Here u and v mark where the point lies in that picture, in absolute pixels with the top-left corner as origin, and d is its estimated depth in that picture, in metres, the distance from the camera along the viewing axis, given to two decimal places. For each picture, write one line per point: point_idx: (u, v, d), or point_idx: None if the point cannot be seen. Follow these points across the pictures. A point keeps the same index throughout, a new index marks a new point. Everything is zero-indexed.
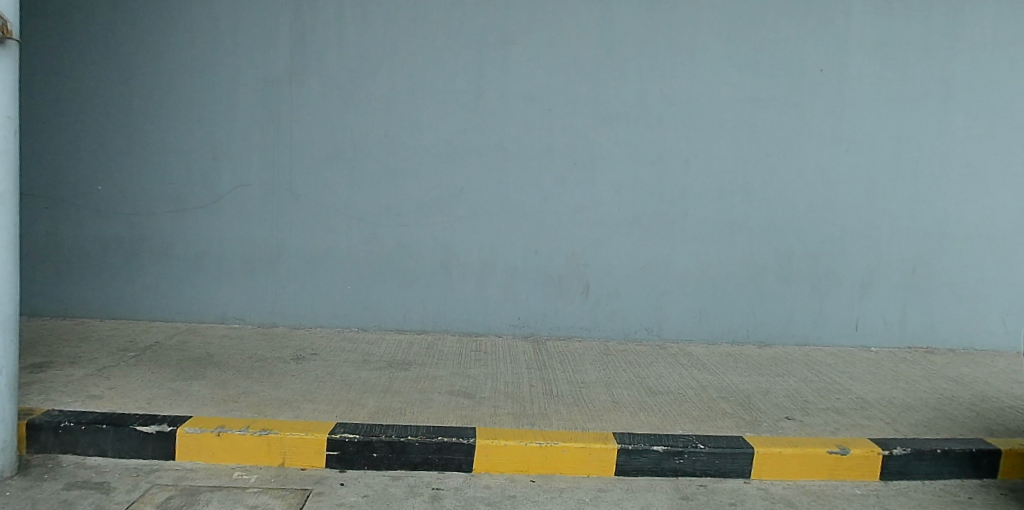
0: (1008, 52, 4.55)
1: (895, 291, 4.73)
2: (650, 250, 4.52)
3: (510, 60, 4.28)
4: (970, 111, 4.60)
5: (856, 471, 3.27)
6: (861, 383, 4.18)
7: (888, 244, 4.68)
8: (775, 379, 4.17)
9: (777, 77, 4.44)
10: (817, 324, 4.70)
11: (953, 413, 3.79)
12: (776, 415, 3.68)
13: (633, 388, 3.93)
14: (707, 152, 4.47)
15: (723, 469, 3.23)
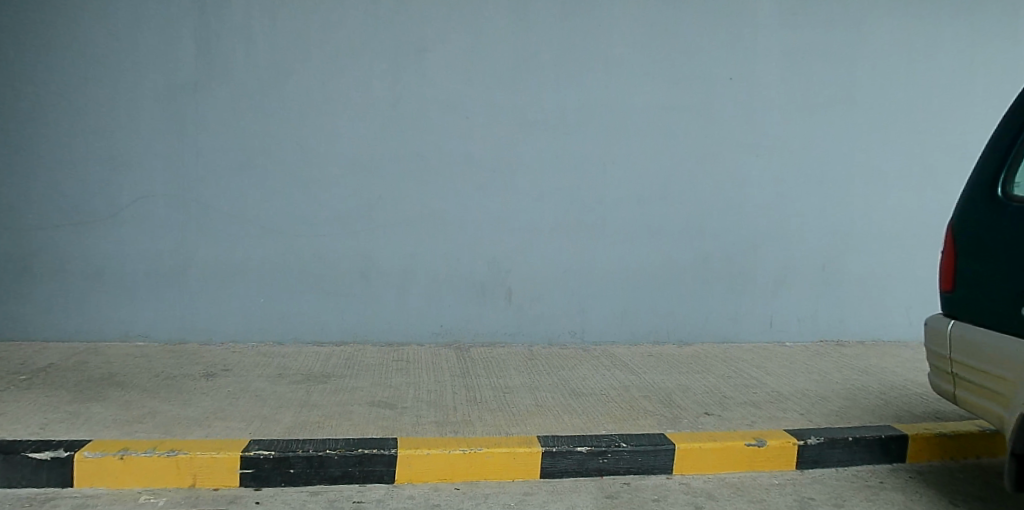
0: (902, 60, 4.85)
1: (808, 288, 4.92)
2: (572, 254, 4.58)
3: (426, 68, 4.28)
4: (872, 115, 4.86)
5: (774, 462, 3.38)
6: (775, 377, 4.33)
7: (800, 244, 4.88)
8: (694, 376, 4.28)
9: (691, 83, 4.58)
10: (734, 322, 4.84)
11: (860, 402, 3.97)
12: (696, 411, 3.77)
13: (557, 391, 3.97)
14: (627, 157, 4.57)
15: (645, 466, 3.29)
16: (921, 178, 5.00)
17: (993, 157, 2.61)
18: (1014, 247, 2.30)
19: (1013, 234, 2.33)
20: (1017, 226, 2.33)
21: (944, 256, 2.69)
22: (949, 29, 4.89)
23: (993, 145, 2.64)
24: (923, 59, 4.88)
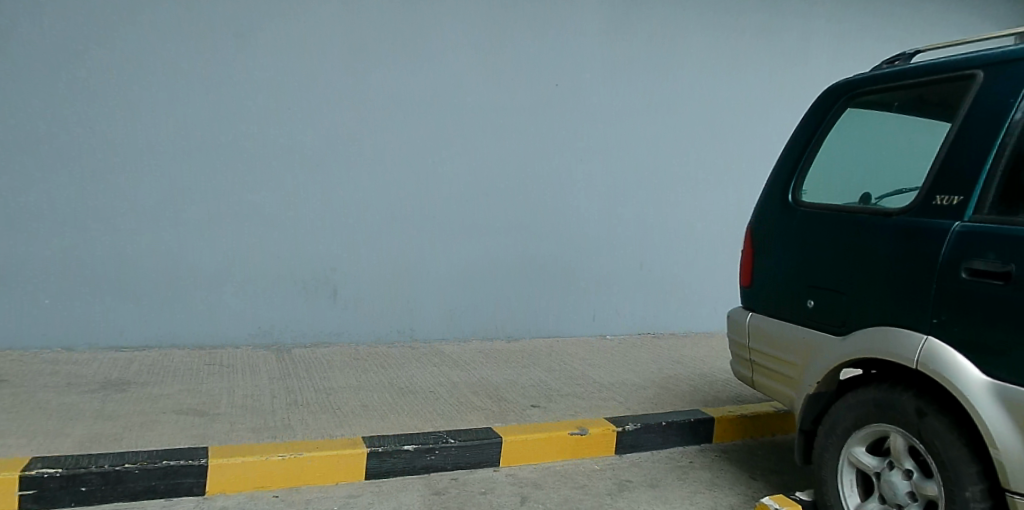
0: (711, 77, 5.32)
1: (626, 286, 5.27)
2: (401, 252, 4.55)
3: (244, 54, 4.04)
4: (684, 122, 5.29)
5: (602, 447, 3.22)
6: (599, 369, 4.48)
7: (620, 244, 5.20)
8: (524, 371, 4.33)
9: (520, 84, 4.73)
10: (559, 318, 5.07)
11: (675, 385, 4.18)
12: (522, 404, 3.69)
13: (385, 390, 3.79)
14: (457, 155, 4.61)
15: (473, 461, 3.03)
16: (726, 184, 5.52)
17: (786, 160, 2.46)
18: (811, 253, 2.19)
19: (809, 240, 2.21)
20: (811, 237, 2.20)
21: (742, 255, 2.54)
22: (750, 46, 5.42)
23: (786, 151, 2.50)
24: (729, 76, 5.38)
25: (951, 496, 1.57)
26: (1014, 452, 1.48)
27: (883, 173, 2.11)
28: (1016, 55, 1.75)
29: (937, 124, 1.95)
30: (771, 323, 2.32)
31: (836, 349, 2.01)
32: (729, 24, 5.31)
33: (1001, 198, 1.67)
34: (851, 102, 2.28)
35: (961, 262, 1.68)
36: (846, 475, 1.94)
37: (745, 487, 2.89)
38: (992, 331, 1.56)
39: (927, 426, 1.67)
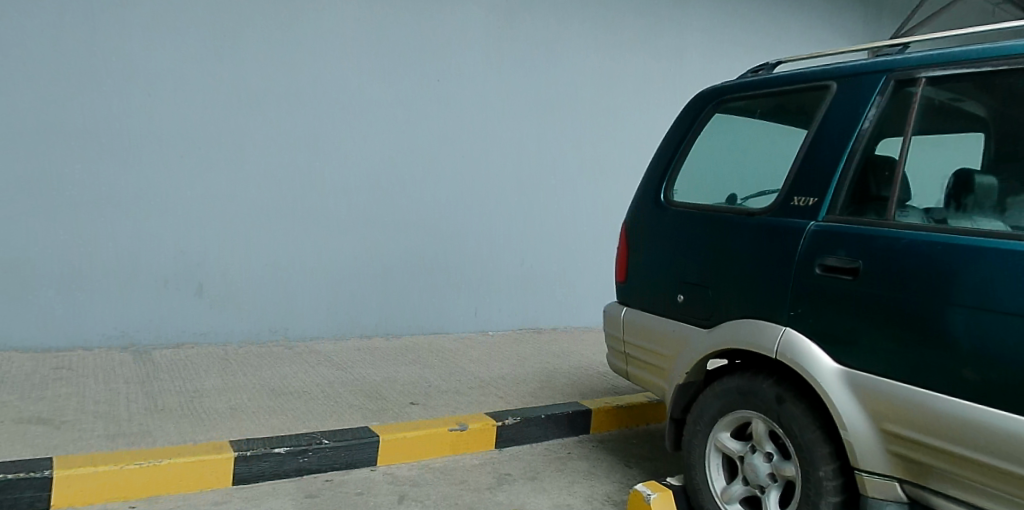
0: (591, 81, 5.47)
1: (509, 283, 5.30)
2: (274, 246, 4.27)
3: (92, 27, 3.63)
4: (569, 119, 5.41)
5: (482, 440, 3.19)
6: (480, 365, 4.45)
7: (502, 240, 5.21)
8: (404, 368, 4.20)
9: (406, 73, 4.60)
10: (442, 315, 4.98)
11: (556, 380, 4.24)
12: (402, 402, 3.58)
13: (255, 391, 3.52)
14: (336, 147, 4.40)
15: (349, 461, 2.88)
16: (605, 185, 5.70)
17: (659, 161, 2.56)
18: (681, 250, 2.29)
19: (679, 238, 2.31)
20: (682, 234, 2.30)
21: (617, 251, 2.62)
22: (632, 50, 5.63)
23: (657, 153, 2.60)
24: (608, 82, 5.56)
25: (808, 476, 1.71)
26: (861, 433, 1.63)
27: (746, 174, 2.25)
28: (861, 69, 1.92)
29: (794, 129, 2.11)
30: (644, 317, 2.40)
31: (703, 341, 2.11)
32: (609, 31, 5.48)
33: (852, 200, 1.83)
34: (718, 107, 2.41)
35: (815, 259, 1.82)
36: (713, 460, 2.04)
37: (620, 474, 2.99)
38: (841, 322, 1.71)
39: (786, 412, 1.79)
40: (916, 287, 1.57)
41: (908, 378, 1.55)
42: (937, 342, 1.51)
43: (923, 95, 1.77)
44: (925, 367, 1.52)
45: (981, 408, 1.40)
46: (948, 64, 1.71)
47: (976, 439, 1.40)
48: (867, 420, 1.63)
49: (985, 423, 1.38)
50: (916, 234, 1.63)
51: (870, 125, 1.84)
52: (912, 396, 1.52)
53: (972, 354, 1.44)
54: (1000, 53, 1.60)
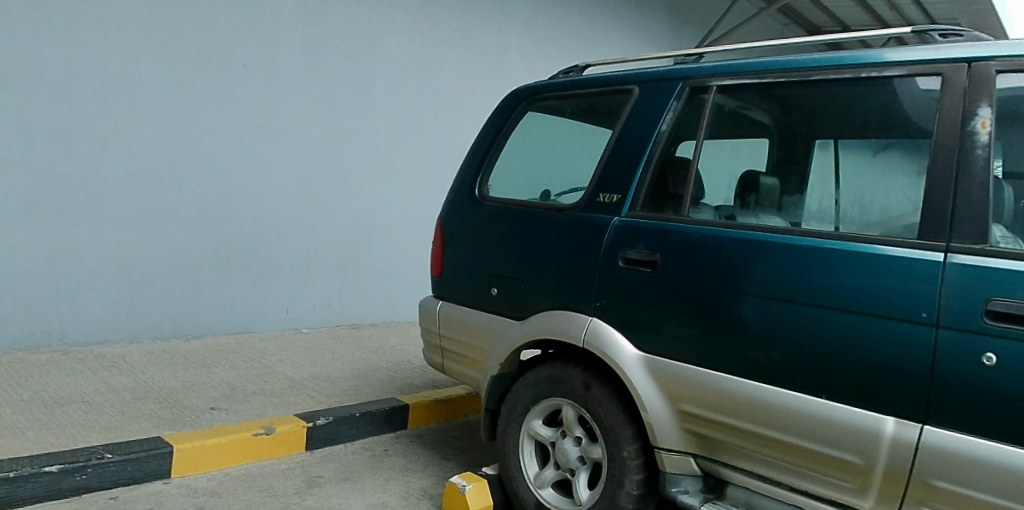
0: (445, 37, 4.76)
1: (353, 267, 4.49)
2: (47, 235, 3.28)
3: None
4: (433, 77, 4.74)
5: (293, 444, 2.73)
6: (301, 363, 3.63)
7: (344, 218, 4.39)
8: (204, 371, 3.36)
9: (232, 6, 3.73)
10: (257, 311, 4.05)
11: (376, 361, 3.81)
12: (199, 408, 2.88)
13: (23, 406, 2.71)
14: (115, 101, 3.40)
15: (138, 476, 2.35)
16: None
17: (473, 156, 2.47)
18: (495, 245, 2.21)
19: (492, 233, 2.24)
20: (495, 229, 2.23)
21: (432, 245, 2.49)
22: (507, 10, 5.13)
23: (472, 149, 2.51)
24: (468, 43, 4.91)
25: (613, 456, 1.79)
26: (659, 414, 1.69)
27: (558, 171, 2.21)
28: (662, 75, 1.95)
29: (602, 130, 2.11)
30: (457, 310, 2.31)
31: (515, 332, 2.07)
32: None
33: (652, 198, 1.86)
34: (533, 106, 2.37)
35: (618, 252, 1.84)
36: (526, 447, 2.07)
37: (437, 468, 2.73)
38: (643, 311, 1.75)
39: (593, 397, 1.86)
40: (708, 276, 1.63)
41: (704, 363, 1.61)
42: (728, 328, 1.58)
43: (715, 102, 1.82)
44: (717, 353, 1.59)
45: (766, 388, 1.50)
46: (735, 75, 1.77)
47: (760, 415, 1.51)
48: (665, 403, 1.69)
49: (767, 399, 1.49)
50: (706, 228, 1.70)
51: (669, 127, 1.88)
52: (706, 379, 1.60)
53: (759, 338, 1.52)
54: (780, 66, 1.68)
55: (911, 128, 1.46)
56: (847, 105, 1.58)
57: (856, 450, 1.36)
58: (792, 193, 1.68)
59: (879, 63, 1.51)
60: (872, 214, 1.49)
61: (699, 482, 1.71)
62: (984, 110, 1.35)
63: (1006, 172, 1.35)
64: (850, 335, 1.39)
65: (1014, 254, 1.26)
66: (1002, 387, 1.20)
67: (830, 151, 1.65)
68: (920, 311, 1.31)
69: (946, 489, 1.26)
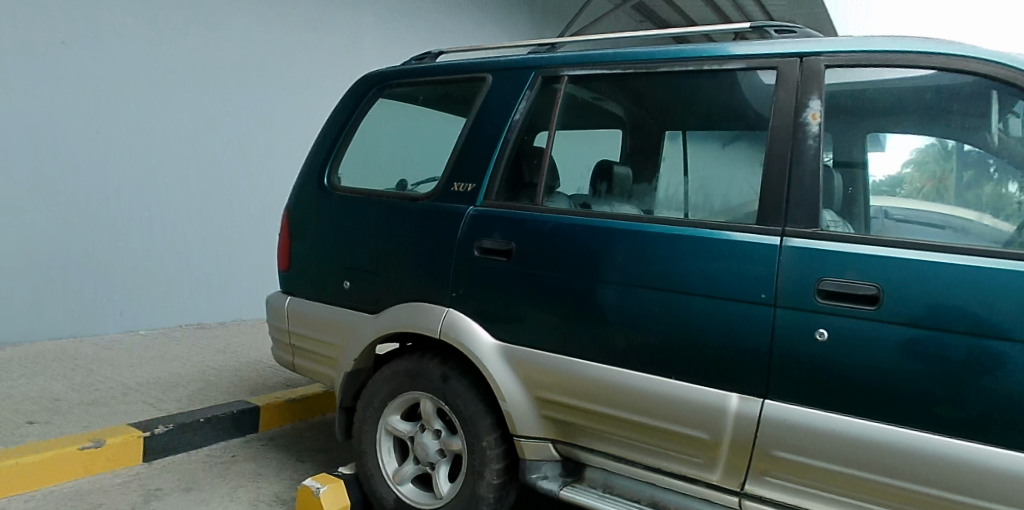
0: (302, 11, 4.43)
1: (194, 261, 4.08)
2: None
3: None
4: (292, 54, 4.42)
5: (127, 455, 2.45)
6: (142, 368, 3.31)
7: (191, 206, 4.02)
8: (21, 382, 2.97)
9: None
10: (87, 311, 3.65)
11: (223, 362, 3.52)
12: (13, 424, 2.54)
13: None
14: None
15: None
16: None
17: (322, 144, 2.30)
18: (347, 236, 2.10)
19: (343, 226, 2.12)
20: (345, 222, 2.11)
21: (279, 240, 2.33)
22: None
23: (321, 135, 2.34)
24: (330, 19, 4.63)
25: (472, 447, 1.79)
26: (516, 402, 1.71)
27: (412, 159, 2.12)
28: (514, 64, 1.93)
29: (457, 119, 2.05)
30: (308, 305, 2.19)
31: (369, 327, 1.99)
32: None
33: (508, 188, 1.85)
34: (384, 92, 2.24)
35: (473, 242, 1.81)
36: (384, 444, 2.00)
37: (288, 472, 2.52)
38: (501, 301, 1.74)
39: (451, 389, 1.83)
40: (565, 265, 1.65)
41: (564, 350, 1.64)
42: (586, 314, 1.61)
43: (566, 91, 1.84)
44: (576, 339, 1.63)
45: (622, 372, 1.55)
46: (587, 65, 1.80)
47: (618, 398, 1.56)
48: (524, 391, 1.71)
49: (622, 382, 1.55)
50: (561, 217, 1.71)
51: (522, 117, 1.87)
52: (566, 365, 1.63)
53: (616, 323, 1.57)
54: (628, 58, 1.73)
55: (750, 118, 1.54)
56: (691, 96, 1.65)
57: (706, 428, 1.45)
58: (643, 180, 1.76)
59: (724, 55, 1.57)
60: (714, 200, 1.58)
61: (559, 467, 1.75)
62: (814, 102, 1.46)
63: (834, 161, 1.47)
64: (698, 317, 1.46)
65: (837, 235, 1.37)
66: (831, 360, 1.32)
67: (679, 140, 1.74)
68: (759, 292, 1.40)
69: (786, 458, 1.37)
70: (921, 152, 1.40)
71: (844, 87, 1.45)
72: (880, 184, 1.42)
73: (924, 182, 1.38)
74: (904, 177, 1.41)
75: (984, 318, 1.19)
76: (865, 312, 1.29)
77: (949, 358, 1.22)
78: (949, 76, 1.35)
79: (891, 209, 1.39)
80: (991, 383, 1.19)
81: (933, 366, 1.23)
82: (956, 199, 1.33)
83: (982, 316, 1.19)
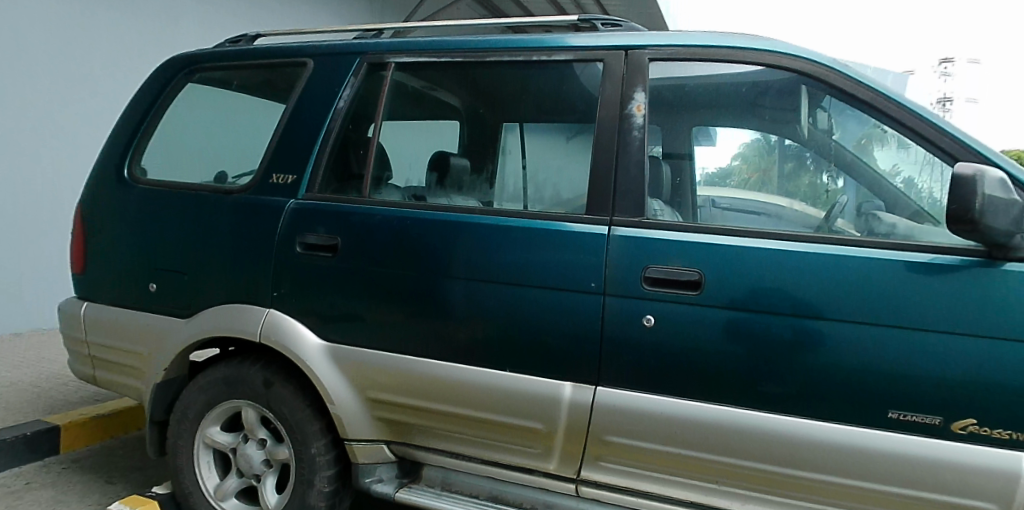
0: None
1: None
2: None
3: None
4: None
5: None
6: None
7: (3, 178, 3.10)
8: None
9: None
10: None
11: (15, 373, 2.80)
12: None
13: None
14: None
15: None
16: None
17: (121, 129, 1.94)
18: (150, 236, 1.80)
19: (144, 224, 1.81)
20: (149, 218, 1.81)
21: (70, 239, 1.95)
22: None
23: (122, 118, 1.97)
24: None
25: (300, 455, 1.64)
26: (346, 405, 1.61)
27: (229, 148, 1.84)
28: (337, 49, 1.74)
29: (276, 106, 1.80)
30: (105, 311, 1.86)
31: (179, 333, 1.74)
32: None
33: (333, 179, 1.68)
34: (195, 77, 1.92)
35: (296, 237, 1.64)
36: (202, 458, 1.78)
37: (95, 497, 2.04)
38: (327, 300, 1.61)
39: (274, 395, 1.66)
40: (396, 259, 1.55)
41: (402, 349, 1.56)
42: (421, 311, 1.54)
43: (394, 79, 1.70)
44: (413, 337, 1.55)
45: (456, 367, 1.51)
46: (413, 52, 1.67)
47: (455, 396, 1.52)
48: (353, 394, 1.61)
49: (459, 379, 1.51)
50: (389, 208, 1.60)
51: (346, 104, 1.69)
52: (398, 363, 1.55)
53: (455, 319, 1.51)
54: (457, 46, 1.63)
55: (577, 112, 1.56)
56: (524, 87, 1.61)
57: (539, 418, 1.46)
58: (480, 175, 1.72)
59: (557, 47, 1.54)
60: (545, 192, 1.56)
61: (394, 469, 1.68)
62: (639, 94, 1.47)
63: (663, 153, 1.52)
64: (533, 310, 1.45)
65: (662, 224, 1.41)
66: (658, 345, 1.37)
67: (516, 132, 1.70)
68: (590, 281, 1.41)
69: (619, 442, 1.42)
70: (747, 147, 1.48)
71: (665, 82, 1.48)
72: (711, 174, 1.49)
73: (750, 173, 1.45)
74: (733, 169, 1.48)
75: (802, 300, 1.28)
76: (689, 298, 1.34)
77: (764, 339, 1.31)
78: (765, 73, 1.42)
79: (718, 198, 1.47)
80: (802, 360, 1.29)
81: (748, 346, 1.32)
82: (779, 190, 1.42)
83: (800, 298, 1.29)
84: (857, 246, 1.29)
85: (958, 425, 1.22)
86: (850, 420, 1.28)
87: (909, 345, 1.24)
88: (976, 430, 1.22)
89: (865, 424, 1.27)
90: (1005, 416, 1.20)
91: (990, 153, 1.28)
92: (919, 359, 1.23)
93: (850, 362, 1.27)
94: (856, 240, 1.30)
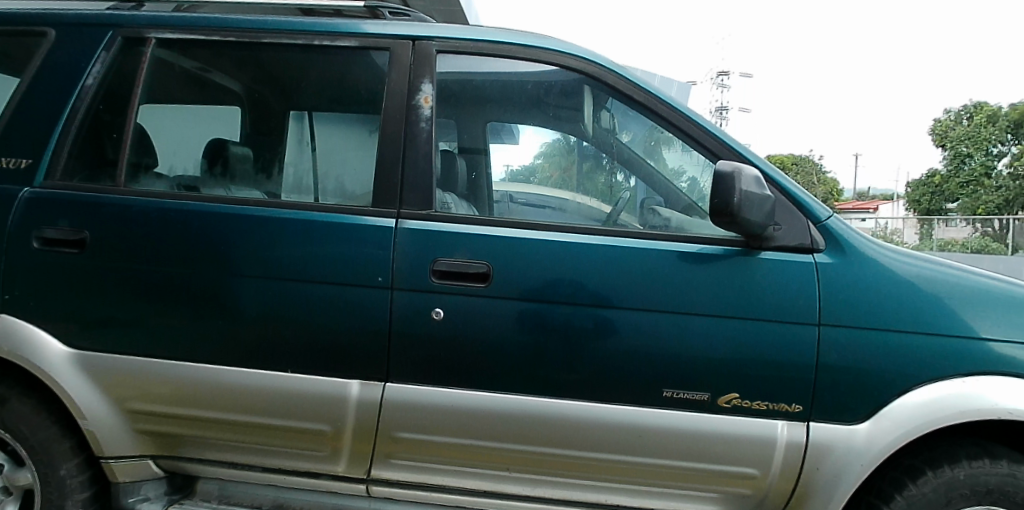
0: None
1: None
2: None
3: None
4: None
5: None
6: None
7: None
8: None
9: None
10: None
11: None
12: None
13: None
14: None
15: None
16: None
17: None
18: None
19: None
20: None
21: None
22: None
23: None
24: None
25: (44, 478, 1.46)
26: (100, 419, 1.46)
27: None
28: (85, 18, 1.55)
29: (6, 79, 1.57)
30: None
31: None
32: None
33: (84, 165, 1.51)
34: None
35: (31, 231, 1.45)
36: None
37: None
38: (71, 303, 1.45)
39: (9, 412, 1.46)
40: (159, 256, 1.43)
41: (170, 355, 1.44)
42: (191, 310, 1.43)
43: (155, 55, 1.54)
44: (186, 340, 1.44)
45: (232, 370, 1.43)
46: (180, 28, 1.54)
47: (234, 402, 1.44)
48: (109, 406, 1.46)
49: (237, 383, 1.43)
50: (152, 199, 1.47)
51: (95, 81, 1.52)
52: (162, 370, 1.44)
53: (234, 319, 1.42)
54: (230, 25, 1.53)
55: (361, 101, 1.53)
56: (305, 71, 1.55)
57: (326, 419, 1.42)
58: (260, 164, 1.59)
59: (344, 32, 1.50)
60: (329, 182, 1.51)
61: (163, 485, 1.55)
62: (426, 86, 1.48)
63: (458, 148, 1.54)
64: (315, 305, 1.41)
65: (452, 217, 1.42)
66: (441, 337, 1.38)
67: (306, 121, 1.60)
68: (376, 275, 1.39)
69: (408, 438, 1.42)
70: (548, 146, 1.55)
71: (451, 76, 1.50)
72: (517, 172, 1.53)
73: (551, 172, 1.52)
74: (535, 167, 1.54)
75: (596, 289, 1.36)
76: (477, 290, 1.37)
77: (546, 325, 1.37)
78: (548, 72, 1.50)
79: (515, 193, 1.50)
80: (583, 345, 1.36)
81: (530, 333, 1.37)
82: (575, 186, 1.50)
83: (585, 286, 1.36)
84: (628, 236, 1.39)
85: (723, 399, 1.35)
86: (628, 401, 1.37)
87: (674, 327, 1.35)
88: (738, 403, 1.35)
89: (642, 403, 1.36)
90: (761, 389, 1.34)
91: (743, 151, 1.44)
92: (680, 340, 1.35)
93: (623, 345, 1.36)
94: (635, 232, 1.40)
